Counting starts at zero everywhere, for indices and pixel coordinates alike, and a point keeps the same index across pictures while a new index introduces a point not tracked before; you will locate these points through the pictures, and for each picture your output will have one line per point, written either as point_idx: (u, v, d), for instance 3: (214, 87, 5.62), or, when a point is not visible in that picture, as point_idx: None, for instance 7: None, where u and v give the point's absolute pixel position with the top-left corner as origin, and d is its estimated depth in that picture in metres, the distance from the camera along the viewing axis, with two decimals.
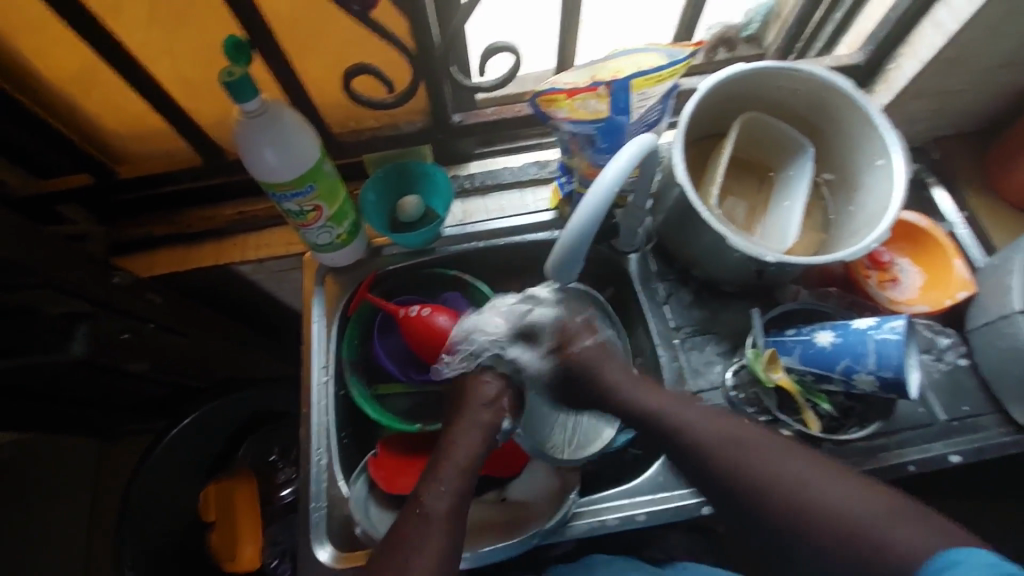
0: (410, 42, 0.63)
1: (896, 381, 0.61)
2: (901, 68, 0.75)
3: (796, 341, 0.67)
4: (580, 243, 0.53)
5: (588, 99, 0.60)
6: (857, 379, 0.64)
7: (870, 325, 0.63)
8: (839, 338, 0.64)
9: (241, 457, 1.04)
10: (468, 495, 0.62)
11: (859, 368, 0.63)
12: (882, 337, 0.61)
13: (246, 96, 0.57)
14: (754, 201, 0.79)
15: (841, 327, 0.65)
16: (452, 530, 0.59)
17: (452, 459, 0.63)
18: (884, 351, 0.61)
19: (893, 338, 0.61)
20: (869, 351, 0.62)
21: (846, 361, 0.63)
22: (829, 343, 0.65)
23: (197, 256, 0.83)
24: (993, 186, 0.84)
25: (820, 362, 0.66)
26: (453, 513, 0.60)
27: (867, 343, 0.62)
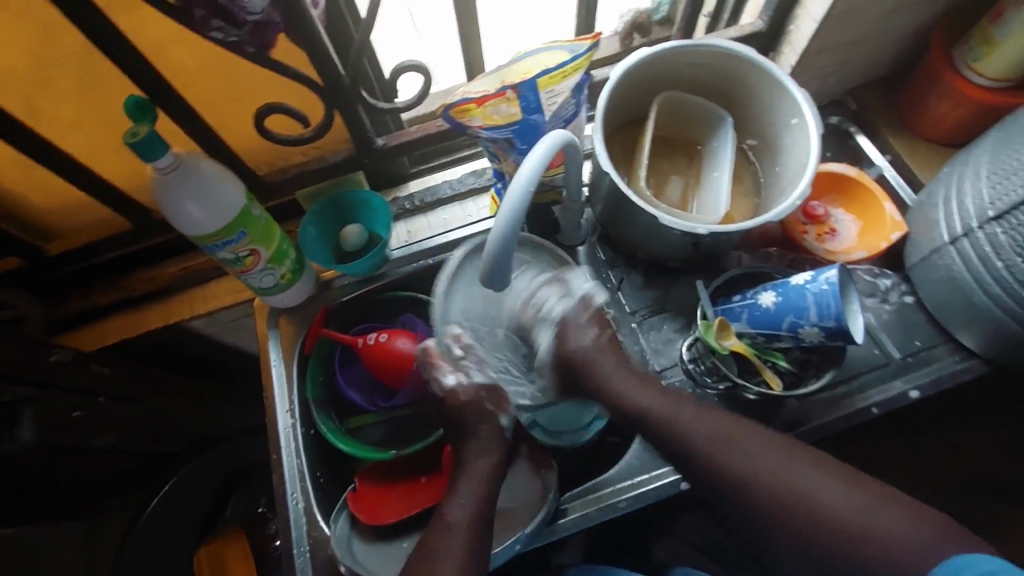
0: (315, 75, 0.63)
1: (838, 329, 0.62)
2: (800, 28, 0.77)
3: (742, 306, 0.69)
4: (507, 248, 0.53)
5: (499, 105, 0.61)
6: (803, 333, 0.64)
7: (807, 278, 0.63)
8: (780, 297, 0.65)
9: (229, 514, 1.01)
10: (489, 502, 0.63)
11: (802, 322, 0.64)
12: (819, 290, 0.62)
13: (154, 154, 0.56)
14: (686, 176, 0.80)
15: (781, 286, 0.65)
16: (475, 516, 0.61)
17: (471, 466, 0.65)
18: (821, 303, 0.61)
19: (828, 289, 0.61)
20: (810, 304, 0.62)
21: (790, 318, 0.64)
22: (772, 303, 0.66)
23: (146, 319, 0.82)
24: (909, 126, 0.87)
25: (766, 322, 0.67)
26: (480, 518, 0.61)
27: (806, 297, 0.63)
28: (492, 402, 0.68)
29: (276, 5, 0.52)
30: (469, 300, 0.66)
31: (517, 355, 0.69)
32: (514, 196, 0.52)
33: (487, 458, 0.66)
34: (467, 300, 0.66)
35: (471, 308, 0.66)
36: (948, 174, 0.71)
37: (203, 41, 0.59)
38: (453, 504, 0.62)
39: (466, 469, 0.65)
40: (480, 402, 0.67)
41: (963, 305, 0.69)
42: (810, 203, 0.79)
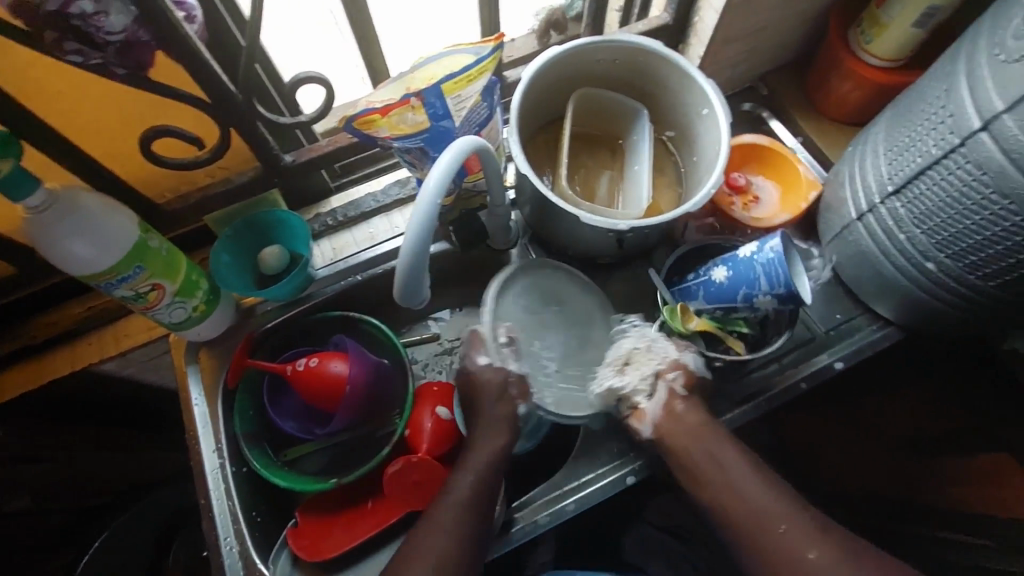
0: (202, 94, 0.59)
1: (790, 296, 0.63)
2: (704, 19, 0.79)
3: (698, 284, 0.70)
4: (418, 262, 0.51)
5: (404, 113, 0.59)
6: (759, 303, 0.65)
7: (752, 250, 0.64)
8: (732, 271, 0.66)
9: (172, 563, 0.90)
10: (493, 481, 0.62)
11: (756, 292, 0.65)
12: (766, 260, 0.63)
13: (21, 192, 0.51)
14: (608, 171, 0.80)
15: (731, 260, 0.66)
16: (472, 498, 0.60)
17: (468, 455, 0.63)
18: (771, 271, 0.62)
19: (774, 257, 0.62)
20: (760, 275, 0.63)
21: (744, 291, 0.65)
22: (724, 278, 0.67)
23: (48, 368, 0.75)
24: (817, 108, 0.91)
25: (721, 297, 0.68)
26: (461, 532, 0.58)
27: (755, 270, 0.63)
28: (516, 388, 0.65)
29: (140, 23, 0.48)
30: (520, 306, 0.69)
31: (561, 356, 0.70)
32: (421, 208, 0.50)
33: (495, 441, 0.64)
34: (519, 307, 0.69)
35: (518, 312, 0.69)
36: (851, 152, 0.74)
37: (67, 66, 0.53)
38: (451, 486, 0.61)
39: (464, 458, 0.63)
40: (506, 385, 0.65)
41: (875, 276, 0.73)
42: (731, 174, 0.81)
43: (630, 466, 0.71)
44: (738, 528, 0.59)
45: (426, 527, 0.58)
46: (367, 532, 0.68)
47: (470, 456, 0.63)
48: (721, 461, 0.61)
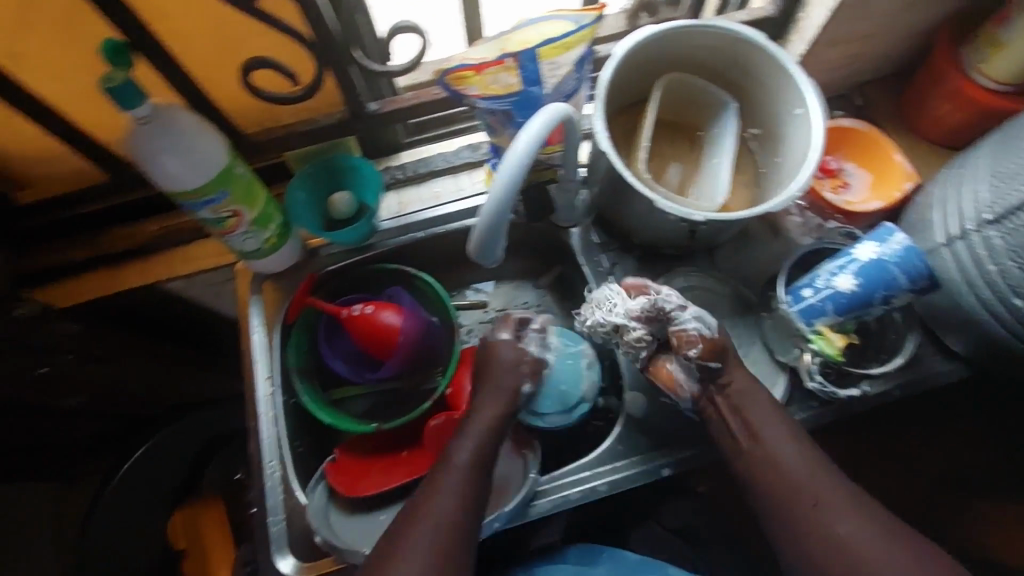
0: (307, 30, 0.60)
1: (926, 286, 0.64)
2: (811, 16, 0.75)
3: (824, 300, 0.66)
4: (499, 223, 0.51)
5: (498, 74, 0.59)
6: (895, 301, 0.65)
7: (876, 249, 0.64)
8: (861, 279, 0.64)
9: (207, 479, 1.00)
10: (490, 449, 0.63)
11: (896, 290, 0.64)
12: (894, 258, 0.63)
13: (131, 103, 0.53)
14: (685, 161, 0.79)
15: (859, 268, 0.64)
16: (478, 460, 0.62)
17: (481, 414, 0.65)
18: (908, 266, 0.63)
19: (904, 250, 0.63)
20: (896, 273, 0.63)
21: (880, 292, 0.64)
22: (853, 287, 0.65)
23: (123, 278, 0.79)
24: (912, 125, 0.87)
25: (854, 304, 0.65)
26: (467, 479, 0.60)
27: (890, 269, 0.63)
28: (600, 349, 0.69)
29: None
30: None
31: None
32: (509, 168, 0.50)
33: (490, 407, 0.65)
34: None
35: None
36: (946, 175, 0.70)
37: None
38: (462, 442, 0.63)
39: (472, 417, 0.65)
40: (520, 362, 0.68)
41: (952, 308, 0.69)
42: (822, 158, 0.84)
43: (667, 459, 0.69)
44: (802, 530, 0.58)
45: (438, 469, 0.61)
46: (407, 479, 0.70)
47: (482, 413, 0.65)
48: (785, 464, 0.60)
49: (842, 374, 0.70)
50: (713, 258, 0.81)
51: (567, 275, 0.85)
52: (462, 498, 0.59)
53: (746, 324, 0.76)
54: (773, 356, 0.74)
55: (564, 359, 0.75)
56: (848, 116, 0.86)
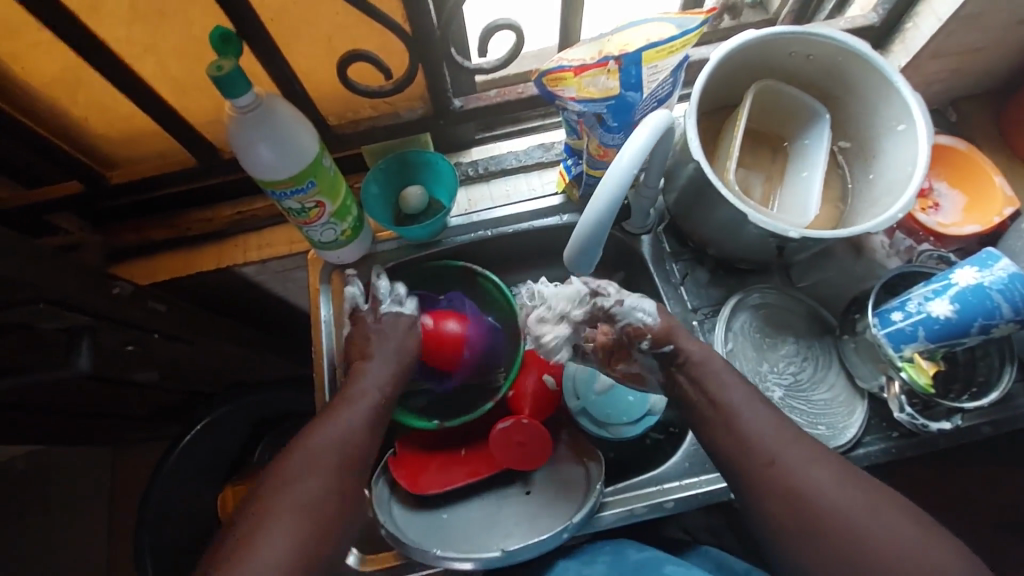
0: (406, 23, 0.60)
1: None
2: (919, 27, 0.71)
3: (915, 324, 0.62)
4: (599, 234, 0.53)
5: (597, 76, 0.57)
6: (995, 331, 0.60)
7: (976, 274, 0.60)
8: (959, 306, 0.60)
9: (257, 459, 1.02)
10: (356, 444, 0.61)
11: (996, 321, 0.59)
12: (996, 284, 0.59)
13: (237, 92, 0.54)
14: (769, 172, 0.76)
15: (955, 294, 0.61)
16: (340, 457, 0.59)
17: (354, 403, 0.63)
18: (1012, 294, 0.58)
19: (1008, 277, 0.59)
20: (999, 302, 0.59)
21: (979, 321, 0.60)
22: (949, 313, 0.61)
23: (199, 259, 0.80)
24: (1013, 146, 0.82)
25: (950, 333, 0.61)
26: (345, 449, 0.60)
27: (992, 297, 0.59)
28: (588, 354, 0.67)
29: None
30: (744, 330, 0.72)
31: (794, 380, 0.71)
32: (613, 181, 0.51)
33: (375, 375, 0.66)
34: (748, 330, 0.72)
35: (746, 330, 0.72)
36: None
37: None
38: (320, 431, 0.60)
39: (345, 403, 0.63)
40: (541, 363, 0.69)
41: None
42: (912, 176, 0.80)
43: None
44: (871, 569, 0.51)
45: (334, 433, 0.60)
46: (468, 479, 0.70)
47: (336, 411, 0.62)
48: (808, 482, 0.54)
49: (930, 405, 0.65)
50: (790, 275, 0.78)
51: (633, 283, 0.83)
52: (339, 476, 0.58)
53: (824, 347, 0.73)
54: (853, 380, 0.71)
55: (625, 393, 0.74)
56: (943, 134, 0.83)
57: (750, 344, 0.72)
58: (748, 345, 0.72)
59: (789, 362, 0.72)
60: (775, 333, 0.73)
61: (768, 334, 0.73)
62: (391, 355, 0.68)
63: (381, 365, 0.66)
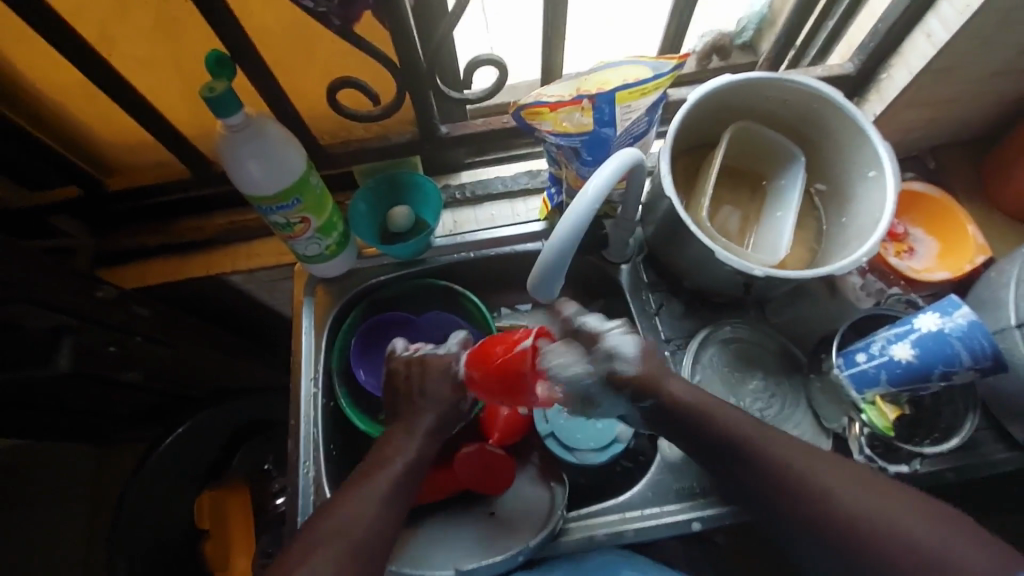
0: (394, 56, 0.64)
1: (993, 367, 0.60)
2: (893, 77, 0.74)
3: (878, 367, 0.63)
4: (560, 260, 0.55)
5: (572, 112, 0.60)
6: (956, 378, 0.61)
7: (938, 321, 0.61)
8: (919, 350, 0.61)
9: (236, 465, 1.01)
10: (405, 494, 0.61)
11: (956, 369, 0.60)
12: (957, 332, 0.59)
13: (229, 111, 0.57)
14: (747, 209, 0.78)
15: (915, 337, 0.62)
16: (381, 507, 0.59)
17: (385, 465, 0.62)
18: (972, 343, 0.59)
19: (970, 326, 0.59)
20: (959, 350, 0.59)
21: (940, 368, 0.61)
22: (909, 358, 0.62)
23: (190, 266, 0.83)
24: (988, 195, 0.83)
25: (909, 377, 0.63)
26: (397, 492, 0.61)
27: (952, 345, 0.60)
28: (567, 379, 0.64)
29: None
30: (712, 365, 0.74)
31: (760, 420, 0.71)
32: (575, 210, 0.53)
33: (401, 451, 0.64)
34: (715, 366, 0.73)
35: (713, 363, 0.73)
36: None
37: (293, 7, 0.59)
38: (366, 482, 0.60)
39: (381, 462, 0.63)
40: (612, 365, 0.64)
41: (1020, 393, 0.66)
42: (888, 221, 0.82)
43: (698, 512, 0.68)
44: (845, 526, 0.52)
45: (342, 507, 0.58)
46: (427, 497, 0.72)
47: (390, 457, 0.63)
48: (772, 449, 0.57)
49: (891, 449, 0.66)
50: (766, 310, 0.78)
51: (612, 311, 0.84)
52: (396, 501, 0.60)
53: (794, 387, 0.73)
54: (819, 420, 0.71)
55: None
56: (920, 180, 0.84)
57: (721, 379, 0.73)
58: (715, 380, 0.73)
59: (756, 398, 0.72)
60: (742, 366, 0.74)
61: (737, 370, 0.74)
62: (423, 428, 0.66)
63: (415, 432, 0.65)
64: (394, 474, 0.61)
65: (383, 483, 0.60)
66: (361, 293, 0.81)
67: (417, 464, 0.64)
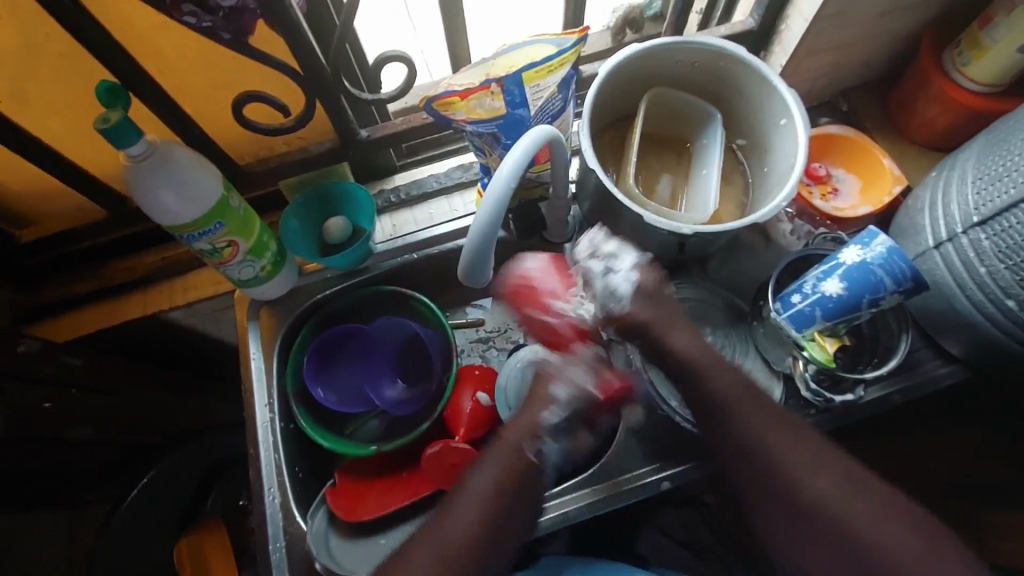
0: (296, 64, 0.63)
1: (914, 288, 0.63)
2: (791, 27, 0.77)
3: (812, 305, 0.66)
4: (486, 244, 0.55)
5: (483, 98, 0.61)
6: (884, 303, 0.64)
7: (859, 252, 0.63)
8: (847, 284, 0.64)
9: (211, 506, 0.98)
10: (496, 526, 0.57)
11: (883, 294, 0.63)
12: (876, 261, 0.62)
13: (127, 141, 0.55)
14: (676, 174, 0.79)
15: (841, 270, 0.64)
16: (466, 546, 0.55)
17: (466, 495, 0.58)
18: (892, 269, 0.62)
19: (886, 253, 0.62)
20: (881, 276, 0.62)
21: (868, 297, 0.64)
22: (839, 292, 0.64)
23: (124, 310, 0.80)
24: (899, 129, 0.88)
25: (844, 309, 0.65)
26: (492, 525, 0.57)
27: (875, 272, 0.62)
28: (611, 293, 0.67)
29: None
30: None
31: None
32: (495, 193, 0.53)
33: (489, 479, 0.59)
34: None
35: None
36: (934, 178, 0.70)
37: (181, 28, 0.57)
38: (443, 520, 0.57)
39: (464, 492, 0.59)
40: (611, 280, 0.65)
41: (945, 310, 0.69)
42: (811, 165, 0.85)
43: (666, 472, 0.70)
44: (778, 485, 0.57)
45: (447, 518, 0.57)
46: (403, 502, 0.71)
47: (477, 486, 0.58)
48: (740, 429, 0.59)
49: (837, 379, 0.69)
50: (707, 268, 0.80)
51: None
52: (487, 538, 0.56)
53: (744, 339, 0.76)
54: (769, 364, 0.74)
55: None
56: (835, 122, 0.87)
57: None
58: None
59: None
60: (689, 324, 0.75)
61: None
62: (507, 455, 0.60)
63: (497, 462, 0.60)
64: (485, 513, 0.57)
65: (467, 524, 0.56)
66: (307, 310, 0.79)
67: (526, 478, 0.60)
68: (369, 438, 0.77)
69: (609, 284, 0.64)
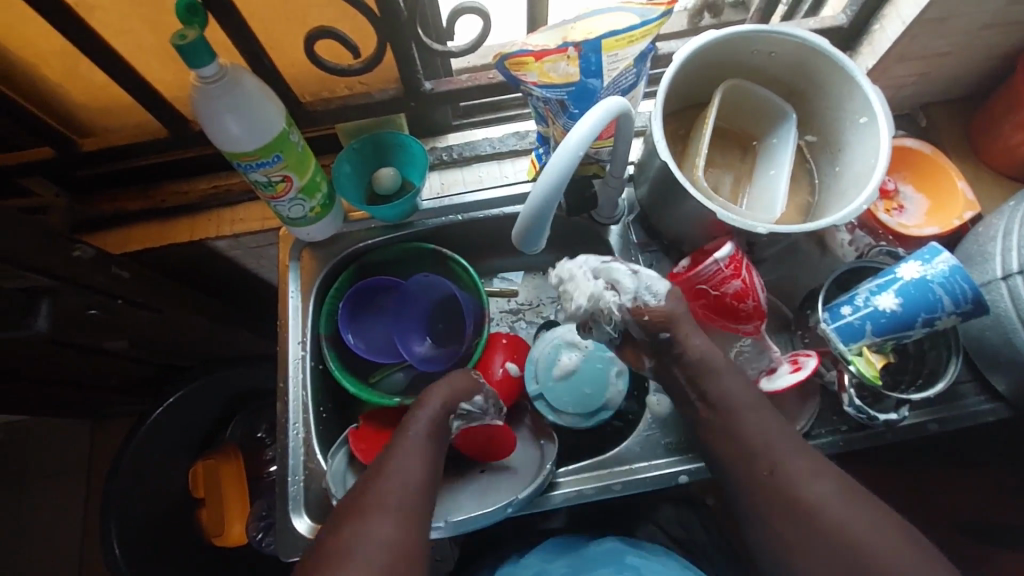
0: (374, 5, 0.62)
1: (974, 311, 0.61)
2: (885, 28, 0.73)
3: (862, 318, 0.64)
4: (545, 211, 0.54)
5: (558, 62, 0.59)
6: (938, 324, 0.62)
7: (920, 268, 0.61)
8: (903, 300, 0.62)
9: (229, 434, 1.01)
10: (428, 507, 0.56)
11: (939, 314, 0.61)
12: (938, 279, 0.60)
13: (201, 61, 0.55)
14: (740, 171, 0.77)
15: (898, 286, 0.62)
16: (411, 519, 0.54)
17: (401, 472, 0.57)
18: (952, 290, 0.60)
19: (949, 270, 0.60)
20: (941, 296, 0.60)
21: (923, 315, 0.62)
22: (894, 307, 0.62)
23: (171, 233, 0.82)
24: (978, 152, 0.83)
25: (895, 326, 0.63)
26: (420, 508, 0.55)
27: (934, 290, 0.60)
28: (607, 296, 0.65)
29: None
30: None
31: None
32: (561, 159, 0.52)
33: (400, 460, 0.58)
34: None
35: None
36: (1012, 206, 0.66)
37: None
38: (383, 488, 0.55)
39: (385, 470, 0.57)
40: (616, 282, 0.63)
41: (1002, 344, 0.67)
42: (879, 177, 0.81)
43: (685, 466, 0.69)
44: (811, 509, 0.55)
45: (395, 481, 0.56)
46: None
47: (394, 462, 0.58)
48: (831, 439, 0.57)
49: (878, 397, 0.67)
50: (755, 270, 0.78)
51: None
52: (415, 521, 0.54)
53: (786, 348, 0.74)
54: None
55: (592, 360, 0.76)
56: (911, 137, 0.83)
57: None
58: None
59: None
60: None
61: None
62: (419, 445, 0.60)
63: (412, 450, 0.59)
64: (403, 493, 0.55)
65: (398, 495, 0.55)
66: (348, 256, 0.80)
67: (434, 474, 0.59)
68: (392, 392, 0.80)
69: (640, 280, 0.62)
